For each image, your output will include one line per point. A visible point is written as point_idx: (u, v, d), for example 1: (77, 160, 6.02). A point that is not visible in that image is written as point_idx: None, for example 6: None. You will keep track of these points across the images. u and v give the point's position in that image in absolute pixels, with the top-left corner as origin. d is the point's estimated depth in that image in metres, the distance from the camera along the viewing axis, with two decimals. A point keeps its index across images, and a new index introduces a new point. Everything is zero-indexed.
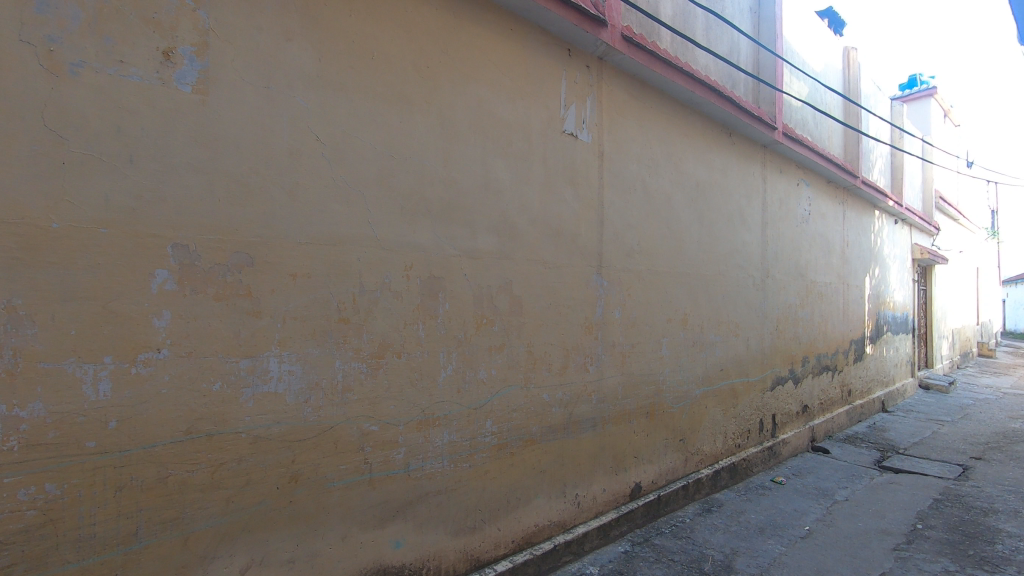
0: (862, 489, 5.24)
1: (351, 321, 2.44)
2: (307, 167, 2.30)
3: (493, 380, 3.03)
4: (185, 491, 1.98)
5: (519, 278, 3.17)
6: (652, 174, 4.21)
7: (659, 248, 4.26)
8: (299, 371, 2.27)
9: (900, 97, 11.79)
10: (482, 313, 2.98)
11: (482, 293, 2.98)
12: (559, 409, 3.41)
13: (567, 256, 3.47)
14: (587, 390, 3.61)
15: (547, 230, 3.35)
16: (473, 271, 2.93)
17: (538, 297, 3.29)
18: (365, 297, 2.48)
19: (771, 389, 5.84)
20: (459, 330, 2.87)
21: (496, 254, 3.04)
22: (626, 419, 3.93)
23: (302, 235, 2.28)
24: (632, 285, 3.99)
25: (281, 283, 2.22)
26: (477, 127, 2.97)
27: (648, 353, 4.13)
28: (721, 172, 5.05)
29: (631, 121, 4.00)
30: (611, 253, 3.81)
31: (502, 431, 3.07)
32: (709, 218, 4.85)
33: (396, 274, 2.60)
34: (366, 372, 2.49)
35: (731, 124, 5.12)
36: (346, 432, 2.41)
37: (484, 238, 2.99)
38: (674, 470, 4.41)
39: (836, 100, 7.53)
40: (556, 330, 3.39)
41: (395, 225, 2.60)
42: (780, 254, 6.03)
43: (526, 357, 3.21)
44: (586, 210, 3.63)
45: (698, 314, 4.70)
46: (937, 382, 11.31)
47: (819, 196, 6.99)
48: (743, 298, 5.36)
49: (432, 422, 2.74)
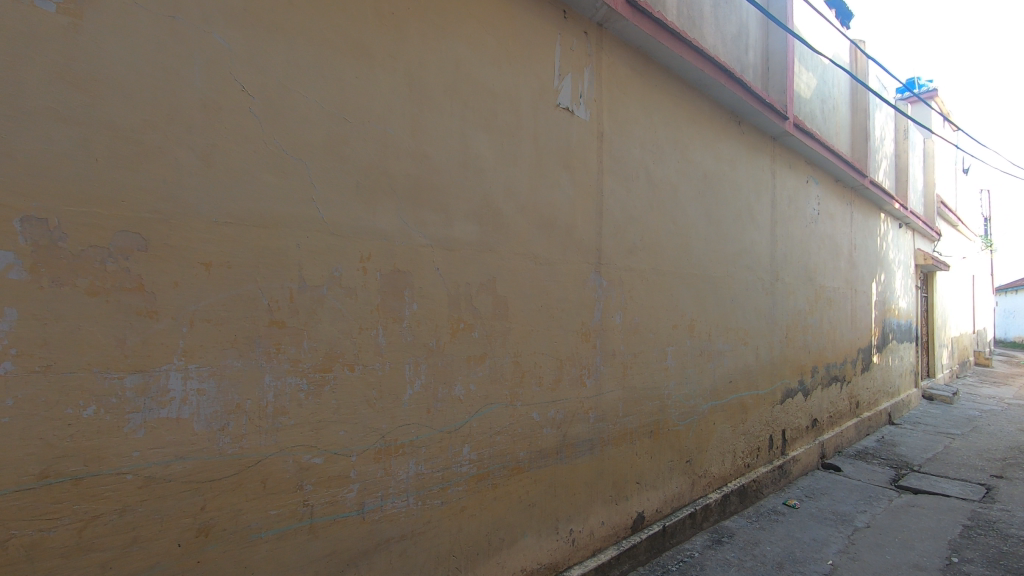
0: (883, 514, 4.77)
1: (287, 325, 1.91)
2: (228, 124, 1.78)
3: (472, 398, 2.51)
4: (37, 558, 1.44)
5: (505, 275, 2.67)
6: (656, 162, 3.73)
7: (664, 245, 3.77)
8: (212, 391, 1.74)
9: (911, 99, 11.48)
10: (460, 316, 2.47)
11: (460, 291, 2.47)
12: (551, 431, 2.90)
13: (561, 252, 2.97)
14: (583, 407, 3.10)
15: (538, 219, 2.85)
16: (447, 265, 2.42)
17: (527, 298, 2.78)
18: (306, 295, 1.96)
19: (781, 403, 5.36)
20: (430, 336, 2.35)
21: (476, 246, 2.54)
22: (628, 441, 3.42)
23: (219, 212, 1.76)
24: (634, 286, 3.50)
25: (188, 275, 1.69)
26: (455, 92, 2.47)
27: (651, 363, 3.64)
28: (730, 164, 4.59)
29: (634, 99, 3.52)
30: (611, 249, 3.32)
31: (482, 459, 2.55)
32: (717, 214, 4.39)
33: (349, 267, 2.08)
34: (307, 390, 1.96)
35: (740, 112, 4.67)
36: (279, 466, 1.88)
37: (461, 225, 2.48)
38: (680, 496, 3.91)
39: (844, 95, 7.13)
40: (548, 337, 2.88)
41: (347, 206, 2.08)
42: (789, 256, 5.58)
43: (512, 369, 2.69)
44: (583, 198, 3.14)
45: (705, 320, 4.22)
46: (941, 393, 10.91)
47: (827, 195, 6.57)
48: (752, 303, 4.89)
49: (395, 451, 2.22)
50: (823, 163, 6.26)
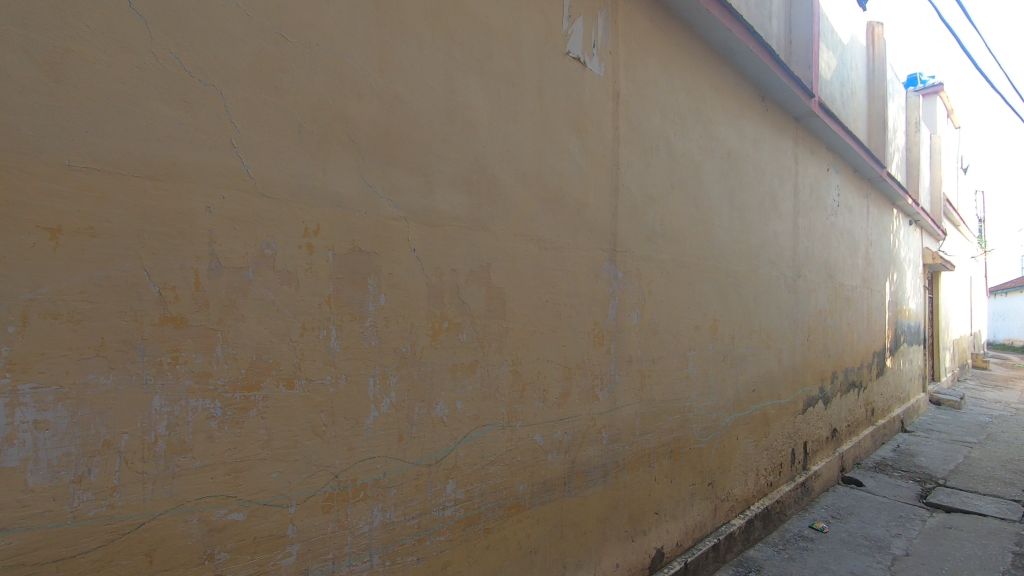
0: (920, 538, 4.26)
1: (190, 324, 1.32)
2: (93, 24, 1.20)
3: (458, 420, 1.93)
4: None
5: (501, 261, 2.09)
6: (677, 134, 3.18)
7: (686, 232, 3.23)
8: (60, 425, 1.15)
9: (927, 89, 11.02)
10: (443, 313, 1.89)
11: (443, 280, 1.89)
12: (558, 457, 2.33)
13: (570, 236, 2.41)
14: (596, 426, 2.53)
15: (543, 193, 2.28)
16: (427, 246, 1.84)
17: (529, 292, 2.20)
18: (219, 281, 1.37)
19: (803, 412, 4.84)
20: (402, 339, 1.77)
21: (465, 222, 1.97)
22: (646, 464, 2.86)
23: (76, 155, 1.17)
24: (654, 279, 2.94)
25: (18, 246, 1.10)
26: (438, 22, 1.89)
27: (672, 371, 3.08)
28: (753, 145, 4.05)
29: (653, 56, 2.97)
30: (628, 234, 2.75)
31: (472, 498, 1.98)
32: (741, 200, 3.85)
33: (288, 243, 1.49)
34: (221, 417, 1.37)
35: (764, 85, 4.14)
36: (175, 530, 1.29)
37: (445, 193, 1.90)
38: (701, 525, 3.36)
39: (861, 79, 6.65)
40: (553, 340, 2.31)
41: (284, 158, 1.49)
42: (811, 250, 5.07)
43: (510, 381, 2.12)
44: (597, 171, 2.57)
45: (728, 321, 3.67)
46: (948, 398, 10.50)
47: (846, 185, 6.08)
48: (775, 302, 4.36)
49: (354, 496, 1.63)
50: (843, 150, 5.77)
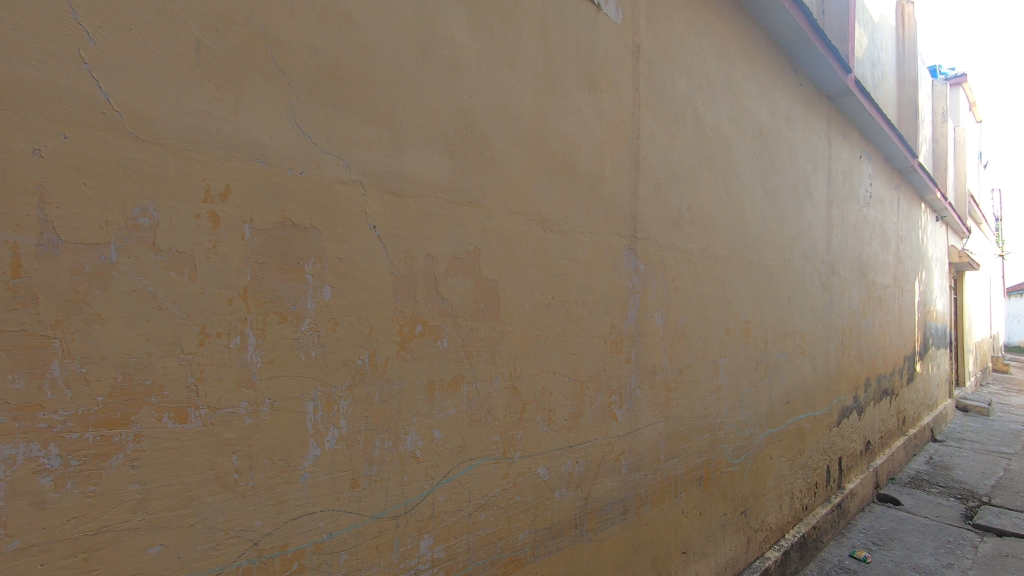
0: (976, 570, 3.75)
1: (4, 330, 0.87)
2: None
3: (437, 455, 1.46)
4: None
5: (494, 246, 1.62)
6: (706, 103, 2.70)
7: (715, 218, 2.75)
8: None
9: (952, 78, 10.47)
10: (415, 312, 1.42)
11: (415, 269, 1.42)
12: (568, 493, 1.86)
13: (582, 218, 1.93)
14: (613, 453, 2.06)
15: (549, 162, 1.82)
16: (393, 223, 1.38)
17: (531, 286, 1.73)
18: (57, 264, 0.91)
19: (838, 425, 4.35)
20: (357, 348, 1.30)
21: (445, 193, 1.49)
22: (672, 494, 2.39)
23: None
24: (681, 272, 2.46)
25: None
26: None
27: (701, 382, 2.60)
28: (787, 123, 3.58)
29: (678, 8, 2.50)
30: (651, 218, 2.28)
31: (455, 557, 1.50)
32: (774, 184, 3.37)
33: (176, 211, 1.03)
34: (60, 468, 0.91)
35: (798, 57, 3.67)
36: None
37: (418, 154, 1.43)
38: (734, 562, 2.87)
39: (891, 62, 6.17)
40: (562, 347, 1.84)
41: (172, 87, 1.03)
42: (845, 245, 4.58)
43: (506, 400, 1.65)
44: (613, 139, 2.10)
45: (761, 323, 3.19)
46: (975, 404, 9.96)
47: (878, 174, 5.59)
48: (810, 301, 3.87)
49: (283, 568, 1.16)
50: (876, 137, 5.27)
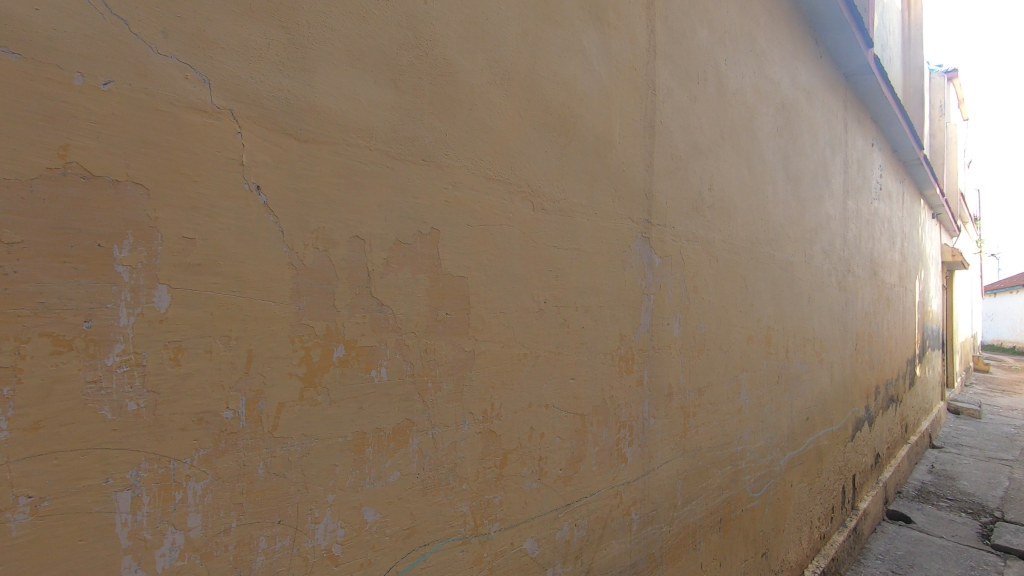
0: None
1: None
2: None
3: (368, 547, 0.94)
4: None
5: (461, 226, 1.10)
6: (729, 62, 2.21)
7: (738, 203, 2.27)
8: None
9: (947, 71, 10.18)
10: (333, 329, 0.89)
11: (332, 259, 0.89)
12: (565, 568, 1.36)
13: (584, 195, 1.42)
14: (622, 506, 1.56)
15: (541, 113, 1.30)
16: (294, 186, 0.85)
17: (515, 286, 1.21)
18: None
19: (852, 439, 3.92)
20: (222, 391, 0.77)
21: (383, 141, 0.97)
22: (690, 546, 1.90)
23: None
24: (702, 269, 1.98)
25: None
26: None
27: (722, 403, 2.12)
28: (808, 99, 3.12)
29: None
30: (668, 199, 1.79)
31: None
32: (795, 168, 2.91)
33: None
34: None
35: (820, 24, 3.20)
36: None
37: (339, 80, 0.91)
38: None
39: (898, 47, 5.78)
40: (558, 370, 1.33)
41: None
42: (860, 241, 4.15)
43: (476, 452, 1.13)
44: (624, 91, 1.59)
45: (783, 329, 2.73)
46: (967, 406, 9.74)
47: (887, 165, 5.19)
48: (828, 302, 3.43)
49: None
50: (887, 124, 4.87)
